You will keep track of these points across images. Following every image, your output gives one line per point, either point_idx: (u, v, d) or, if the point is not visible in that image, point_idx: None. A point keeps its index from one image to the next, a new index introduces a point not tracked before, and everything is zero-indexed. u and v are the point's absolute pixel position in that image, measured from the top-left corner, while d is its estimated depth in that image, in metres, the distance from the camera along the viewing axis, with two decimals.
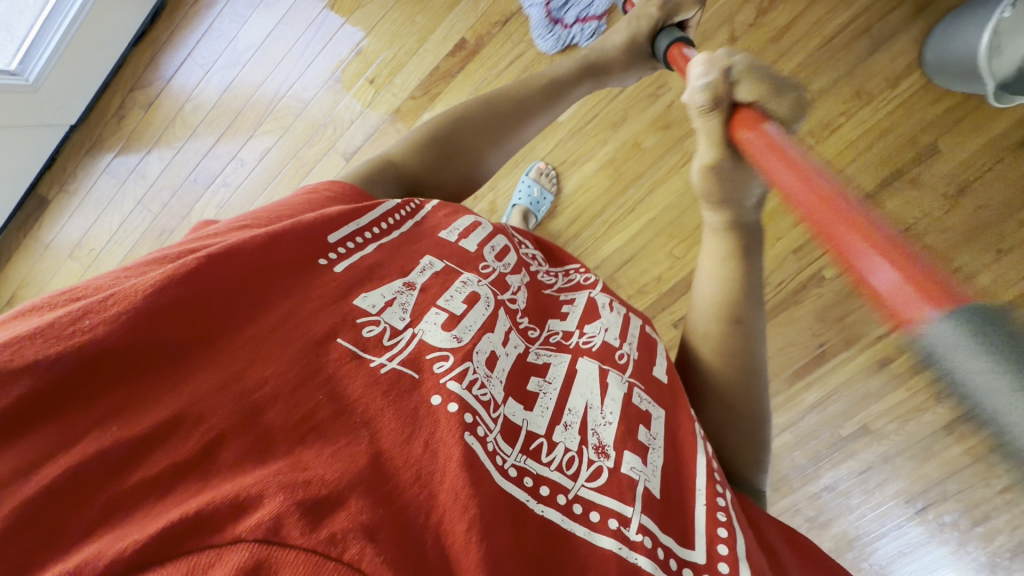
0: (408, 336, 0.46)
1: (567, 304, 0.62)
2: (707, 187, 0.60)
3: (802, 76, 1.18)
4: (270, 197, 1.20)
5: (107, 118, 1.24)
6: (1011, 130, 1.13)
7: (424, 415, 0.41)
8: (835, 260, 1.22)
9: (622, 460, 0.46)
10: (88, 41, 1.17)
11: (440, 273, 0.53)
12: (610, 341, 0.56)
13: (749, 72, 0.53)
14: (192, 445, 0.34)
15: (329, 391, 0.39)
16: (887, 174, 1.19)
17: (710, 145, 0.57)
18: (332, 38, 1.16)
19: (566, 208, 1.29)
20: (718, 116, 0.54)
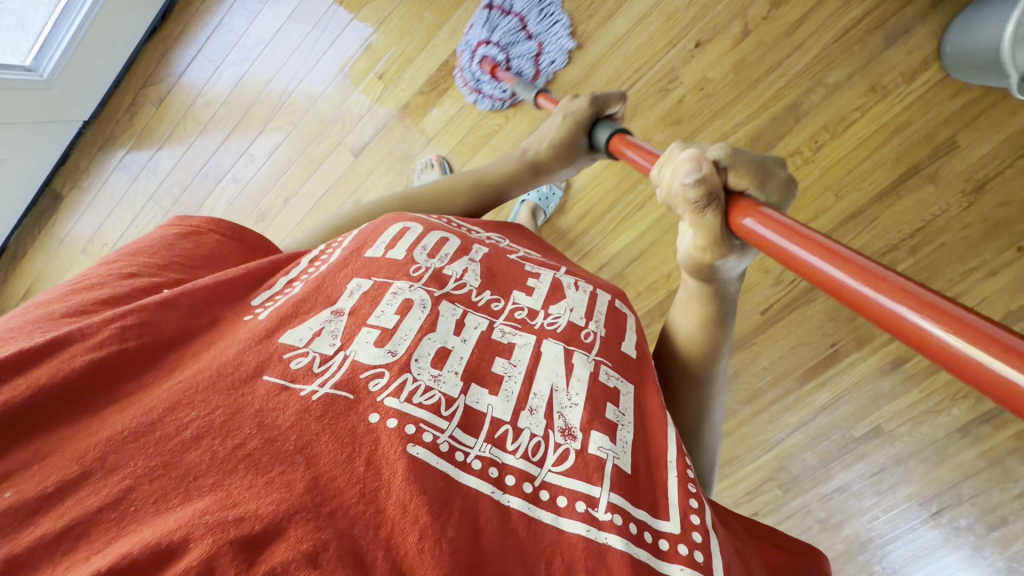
0: (340, 360, 0.45)
1: (533, 277, 0.60)
2: (696, 272, 0.54)
3: (815, 70, 1.16)
4: (280, 192, 1.21)
5: (120, 114, 1.25)
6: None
7: (363, 433, 0.41)
8: None
9: (589, 441, 0.44)
10: (100, 38, 1.18)
11: (368, 293, 0.52)
12: (575, 321, 0.54)
13: (734, 161, 0.48)
14: (100, 498, 0.35)
15: (257, 422, 0.39)
16: (901, 171, 1.16)
17: (704, 237, 0.49)
18: (341, 34, 1.16)
19: (574, 205, 1.29)
20: (715, 208, 0.47)
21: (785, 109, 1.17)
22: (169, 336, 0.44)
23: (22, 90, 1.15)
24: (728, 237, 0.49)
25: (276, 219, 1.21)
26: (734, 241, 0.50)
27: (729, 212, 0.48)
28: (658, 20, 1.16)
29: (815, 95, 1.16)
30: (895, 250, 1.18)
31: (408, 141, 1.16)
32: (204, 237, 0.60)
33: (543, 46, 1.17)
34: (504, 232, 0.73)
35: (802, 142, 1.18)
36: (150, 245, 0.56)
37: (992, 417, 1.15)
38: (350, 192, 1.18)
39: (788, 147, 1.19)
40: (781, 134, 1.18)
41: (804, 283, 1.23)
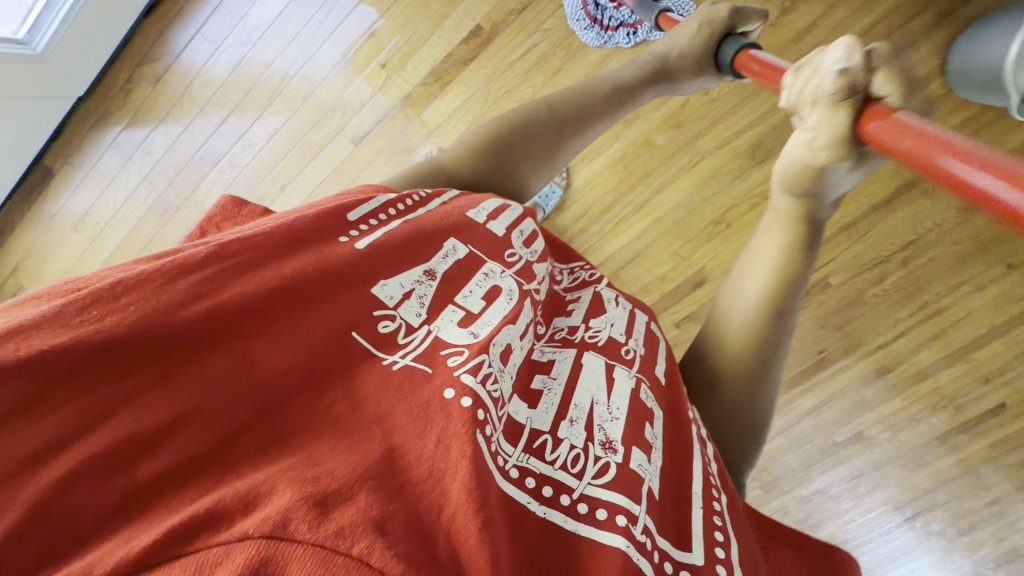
0: (424, 334, 0.45)
1: (573, 301, 0.64)
2: (799, 177, 0.60)
3: None
4: (277, 178, 1.20)
5: (115, 92, 1.23)
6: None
7: (437, 409, 0.38)
8: (840, 267, 1.22)
9: (630, 457, 0.46)
10: (96, 14, 1.15)
11: (462, 261, 0.54)
12: (616, 336, 0.57)
13: (880, 65, 0.52)
14: (206, 438, 0.33)
15: (345, 387, 0.38)
16: (898, 185, 1.18)
17: (825, 139, 0.55)
18: (344, 20, 1.14)
19: (574, 203, 1.29)
20: (852, 104, 0.52)
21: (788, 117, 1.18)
22: (261, 266, 0.42)
23: (15, 64, 1.13)
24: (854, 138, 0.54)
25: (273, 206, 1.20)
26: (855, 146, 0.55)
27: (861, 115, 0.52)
28: None
29: None
30: (887, 262, 1.20)
31: (408, 132, 1.15)
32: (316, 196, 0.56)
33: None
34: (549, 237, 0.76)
35: None
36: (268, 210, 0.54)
37: (969, 427, 1.19)
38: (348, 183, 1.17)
39: None
40: None
41: None
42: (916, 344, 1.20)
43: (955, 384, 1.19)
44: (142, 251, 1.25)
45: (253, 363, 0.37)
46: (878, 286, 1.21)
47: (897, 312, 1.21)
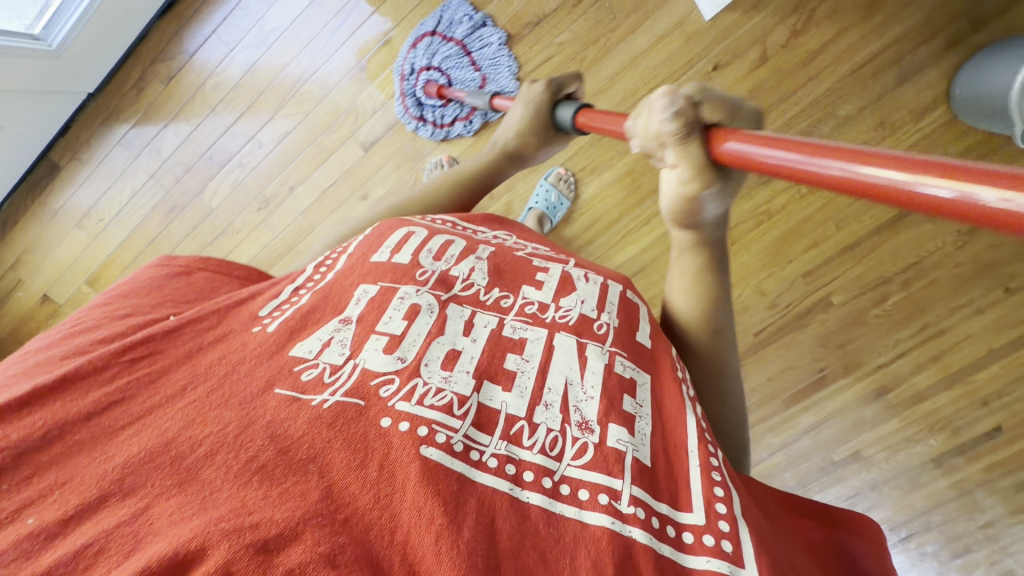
0: (350, 369, 0.46)
1: (541, 271, 0.59)
2: (679, 212, 0.52)
3: (829, 101, 1.17)
4: (286, 180, 1.20)
5: (127, 89, 1.22)
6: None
7: (374, 437, 0.41)
8: (843, 287, 1.23)
9: (608, 433, 0.45)
10: (112, 13, 1.14)
11: (375, 300, 0.52)
12: (587, 314, 0.54)
13: (705, 95, 0.49)
14: (114, 516, 0.35)
15: (270, 433, 0.39)
16: (901, 208, 1.19)
17: (690, 171, 0.49)
18: (361, 27, 1.14)
19: (580, 216, 1.29)
20: (697, 139, 0.48)
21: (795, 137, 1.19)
22: (173, 362, 0.44)
23: (29, 59, 1.11)
24: (716, 165, 0.49)
25: (280, 207, 1.20)
26: (721, 170, 0.49)
27: (710, 143, 0.48)
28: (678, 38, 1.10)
29: (826, 125, 1.18)
30: (889, 283, 1.21)
31: (419, 139, 1.15)
32: (197, 275, 0.58)
33: (487, 78, 1.13)
34: (506, 228, 0.72)
35: None
36: (141, 286, 0.55)
37: (966, 450, 1.20)
38: (359, 186, 1.17)
39: None
40: None
41: (798, 308, 1.25)
42: (915, 365, 1.21)
43: (953, 406, 1.20)
44: (145, 249, 1.25)
45: (165, 440, 0.39)
46: (879, 307, 1.22)
47: (898, 333, 1.22)
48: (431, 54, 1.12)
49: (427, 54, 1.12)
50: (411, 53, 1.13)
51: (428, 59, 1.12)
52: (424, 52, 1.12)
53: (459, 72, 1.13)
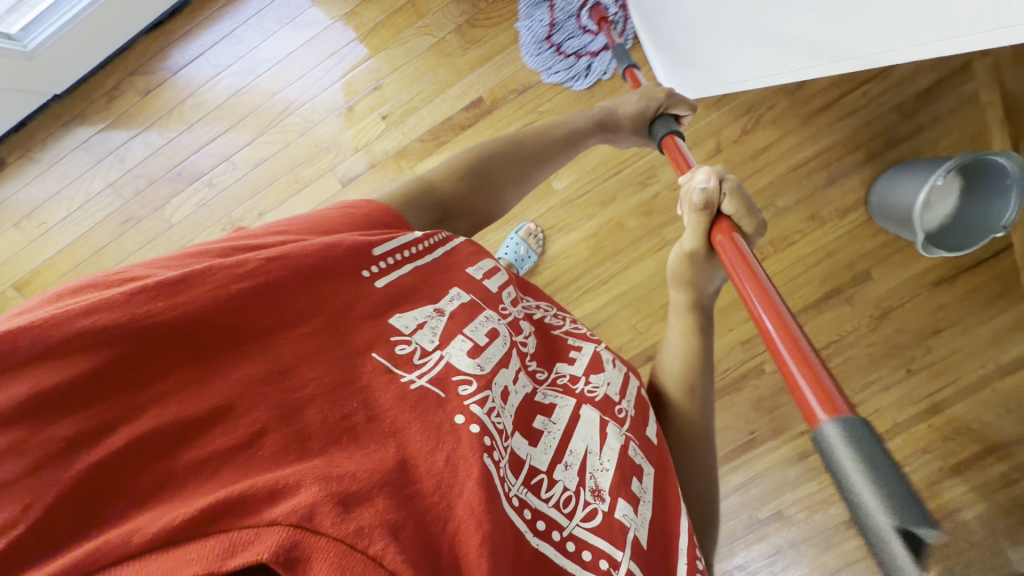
0: (436, 358, 0.48)
1: (574, 349, 0.64)
2: (680, 270, 0.68)
3: (771, 192, 1.33)
4: (255, 205, 1.18)
5: (97, 95, 1.18)
6: (923, 272, 1.34)
7: (447, 431, 0.43)
8: (774, 356, 1.36)
9: (616, 506, 0.50)
10: (96, 23, 1.12)
11: (467, 305, 0.55)
12: (611, 395, 0.58)
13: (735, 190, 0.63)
14: (234, 439, 0.37)
15: (362, 399, 0.43)
16: (827, 290, 1.36)
17: (695, 238, 0.65)
18: (353, 71, 1.18)
19: (546, 269, 1.34)
20: (708, 215, 0.63)
21: None
22: (297, 284, 0.45)
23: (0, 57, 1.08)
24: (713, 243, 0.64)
25: None
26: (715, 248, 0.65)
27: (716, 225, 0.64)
28: None
29: (767, 213, 1.33)
30: None
31: (399, 181, 1.18)
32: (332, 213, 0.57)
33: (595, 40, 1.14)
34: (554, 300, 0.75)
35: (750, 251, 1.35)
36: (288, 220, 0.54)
37: None
38: None
39: None
40: None
41: (735, 373, 1.37)
42: None
43: None
44: (89, 258, 1.18)
45: (282, 369, 0.41)
46: None
47: None
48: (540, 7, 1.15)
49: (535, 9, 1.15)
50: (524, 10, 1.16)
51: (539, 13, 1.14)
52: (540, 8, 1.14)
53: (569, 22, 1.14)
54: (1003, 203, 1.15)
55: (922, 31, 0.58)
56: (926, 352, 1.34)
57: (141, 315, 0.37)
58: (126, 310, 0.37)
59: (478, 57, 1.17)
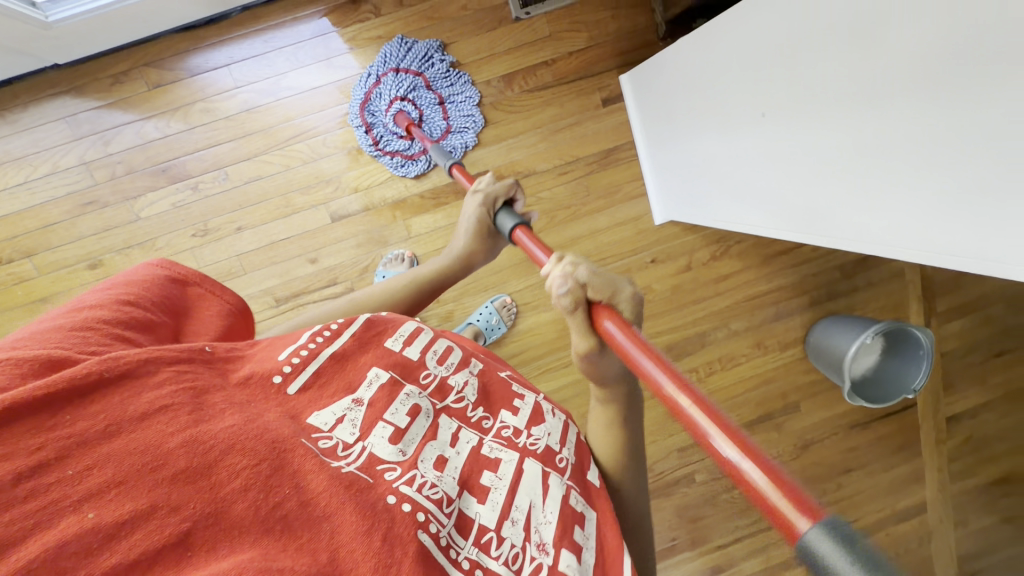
0: (359, 449, 0.51)
1: (518, 397, 0.65)
2: (586, 368, 0.65)
3: (725, 315, 1.45)
4: (235, 219, 1.17)
5: (101, 76, 1.14)
6: (840, 415, 1.49)
7: (382, 510, 0.46)
8: (705, 467, 1.43)
9: (560, 557, 0.53)
10: (131, 18, 1.08)
11: (387, 385, 0.56)
12: (553, 445, 0.62)
13: (592, 276, 0.61)
14: (160, 537, 0.38)
15: (295, 483, 0.44)
16: (759, 414, 1.47)
17: (583, 337, 0.62)
18: (370, 118, 1.19)
19: (511, 343, 1.36)
20: (581, 313, 0.61)
21: (695, 334, 1.44)
22: (210, 385, 0.48)
23: (12, 20, 1.00)
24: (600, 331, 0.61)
25: (218, 242, 1.16)
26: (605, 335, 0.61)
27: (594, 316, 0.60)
28: (630, 229, 1.34)
29: (720, 332, 1.45)
30: None
31: (389, 229, 1.20)
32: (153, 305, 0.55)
33: (450, 129, 1.21)
34: (488, 353, 0.77)
35: (700, 363, 1.44)
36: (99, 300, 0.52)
37: None
38: (310, 250, 1.18)
39: (689, 363, 1.44)
40: (686, 352, 1.44)
41: (668, 478, 1.41)
42: (746, 550, 1.43)
43: None
44: (33, 232, 1.12)
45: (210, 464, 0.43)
46: (729, 492, 1.44)
47: (738, 519, 1.43)
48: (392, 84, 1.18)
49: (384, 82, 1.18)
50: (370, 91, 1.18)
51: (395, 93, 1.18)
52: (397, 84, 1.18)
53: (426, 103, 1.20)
54: (917, 368, 1.31)
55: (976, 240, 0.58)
56: (836, 487, 1.49)
57: (55, 428, 0.40)
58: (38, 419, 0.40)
59: (491, 136, 1.24)
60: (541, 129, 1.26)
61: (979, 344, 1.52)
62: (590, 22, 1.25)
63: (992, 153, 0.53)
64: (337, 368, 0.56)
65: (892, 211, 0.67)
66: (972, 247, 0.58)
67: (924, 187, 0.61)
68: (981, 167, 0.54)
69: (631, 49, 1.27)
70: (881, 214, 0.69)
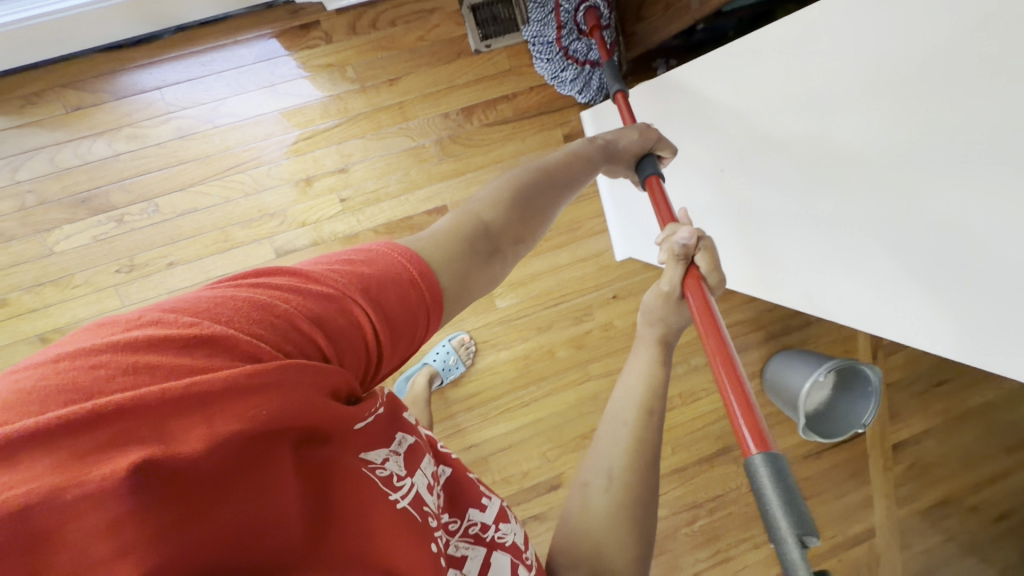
0: (408, 487, 0.43)
1: (485, 494, 0.58)
2: (651, 305, 0.67)
3: (685, 350, 1.45)
4: (167, 254, 1.07)
5: (10, 96, 1.02)
6: (796, 446, 1.52)
7: (428, 562, 0.42)
8: (665, 503, 1.42)
9: None
10: (44, 35, 0.96)
11: (415, 447, 0.46)
12: (519, 543, 0.56)
13: (708, 245, 0.67)
14: None
15: (360, 533, 0.39)
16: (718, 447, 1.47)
17: (670, 281, 0.67)
18: (321, 147, 1.12)
19: (469, 382, 1.31)
20: (682, 266, 0.67)
21: None
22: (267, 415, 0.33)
23: None
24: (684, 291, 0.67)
25: (146, 279, 1.06)
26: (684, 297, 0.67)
27: (689, 272, 0.67)
28: (592, 265, 1.33)
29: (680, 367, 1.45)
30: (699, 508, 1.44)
31: None
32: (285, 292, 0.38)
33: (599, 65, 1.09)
34: None
35: None
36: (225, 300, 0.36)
37: None
38: None
39: None
40: None
41: None
42: None
43: None
44: None
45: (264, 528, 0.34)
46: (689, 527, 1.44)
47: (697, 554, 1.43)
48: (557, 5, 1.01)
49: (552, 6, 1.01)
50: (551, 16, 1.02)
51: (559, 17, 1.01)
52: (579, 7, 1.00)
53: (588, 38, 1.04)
54: (865, 404, 1.35)
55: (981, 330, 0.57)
56: None
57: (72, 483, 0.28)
58: (173, 426, 0.31)
59: (450, 170, 1.18)
60: (502, 163, 1.20)
61: (921, 374, 1.59)
62: None
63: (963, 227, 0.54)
64: (391, 412, 0.45)
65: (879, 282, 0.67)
66: (939, 318, 0.61)
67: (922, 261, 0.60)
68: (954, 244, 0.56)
69: None
70: (850, 277, 0.71)
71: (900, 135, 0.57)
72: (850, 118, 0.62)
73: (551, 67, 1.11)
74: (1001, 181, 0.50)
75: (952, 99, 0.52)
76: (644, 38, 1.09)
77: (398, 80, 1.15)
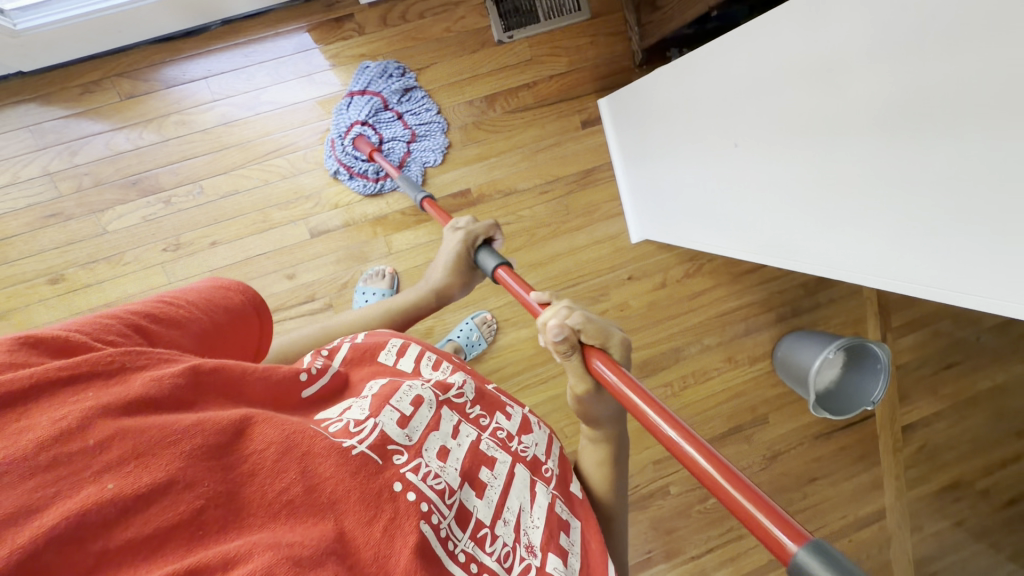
0: (371, 425, 0.52)
1: (508, 407, 0.67)
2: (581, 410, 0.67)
3: (698, 331, 1.50)
4: (210, 234, 1.14)
5: (70, 84, 1.10)
6: (806, 425, 1.56)
7: (386, 498, 0.47)
8: (679, 479, 1.47)
9: (547, 560, 0.54)
10: (104, 27, 1.04)
11: (380, 394, 0.57)
12: (539, 456, 0.64)
13: (587, 317, 0.63)
14: (176, 513, 0.39)
15: (302, 469, 0.45)
16: (730, 426, 1.51)
17: (581, 379, 0.64)
18: (352, 133, 1.19)
19: (491, 359, 1.37)
20: (578, 358, 0.62)
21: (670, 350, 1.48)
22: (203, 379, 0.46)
23: None
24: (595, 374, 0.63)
25: (191, 257, 1.13)
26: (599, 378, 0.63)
27: (588, 357, 0.62)
28: (609, 247, 1.36)
29: (693, 347, 1.50)
30: None
31: (369, 245, 1.20)
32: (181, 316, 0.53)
33: (415, 136, 1.21)
34: None
35: (675, 377, 1.49)
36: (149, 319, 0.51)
37: None
38: (287, 266, 1.17)
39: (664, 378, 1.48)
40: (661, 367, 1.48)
41: (644, 491, 1.45)
42: (718, 560, 1.47)
43: None
44: None
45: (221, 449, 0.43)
46: (703, 503, 1.48)
47: (710, 529, 1.48)
48: (346, 115, 1.17)
49: (343, 118, 1.17)
50: (336, 118, 1.17)
51: (347, 122, 1.17)
52: (353, 109, 1.17)
53: (386, 126, 1.19)
54: (875, 382, 1.39)
55: (968, 275, 0.59)
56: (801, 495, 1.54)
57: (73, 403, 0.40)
58: (30, 409, 0.38)
59: (472, 155, 1.24)
60: (522, 148, 1.28)
61: (929, 358, 1.62)
62: (570, 47, 1.28)
63: (954, 176, 0.56)
64: (338, 382, 0.59)
65: (874, 242, 0.69)
66: (957, 276, 0.60)
67: (913, 217, 0.62)
68: (941, 193, 0.58)
69: (608, 75, 1.31)
70: (862, 244, 0.71)
71: (881, 98, 0.59)
72: (862, 82, 0.61)
73: (357, 183, 1.18)
74: (976, 132, 0.52)
75: (918, 64, 0.54)
76: (658, 26, 1.15)
77: (424, 70, 1.22)
